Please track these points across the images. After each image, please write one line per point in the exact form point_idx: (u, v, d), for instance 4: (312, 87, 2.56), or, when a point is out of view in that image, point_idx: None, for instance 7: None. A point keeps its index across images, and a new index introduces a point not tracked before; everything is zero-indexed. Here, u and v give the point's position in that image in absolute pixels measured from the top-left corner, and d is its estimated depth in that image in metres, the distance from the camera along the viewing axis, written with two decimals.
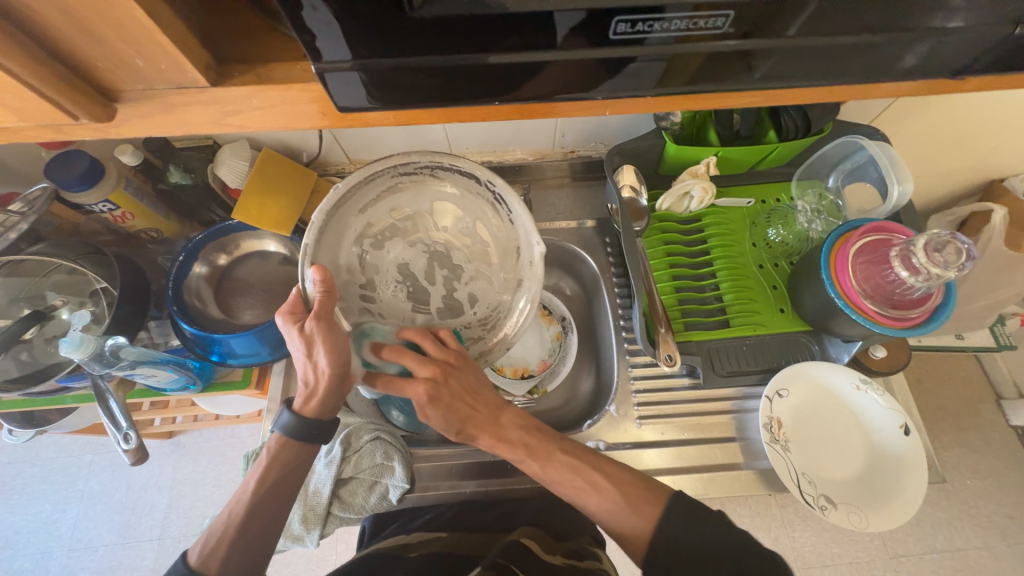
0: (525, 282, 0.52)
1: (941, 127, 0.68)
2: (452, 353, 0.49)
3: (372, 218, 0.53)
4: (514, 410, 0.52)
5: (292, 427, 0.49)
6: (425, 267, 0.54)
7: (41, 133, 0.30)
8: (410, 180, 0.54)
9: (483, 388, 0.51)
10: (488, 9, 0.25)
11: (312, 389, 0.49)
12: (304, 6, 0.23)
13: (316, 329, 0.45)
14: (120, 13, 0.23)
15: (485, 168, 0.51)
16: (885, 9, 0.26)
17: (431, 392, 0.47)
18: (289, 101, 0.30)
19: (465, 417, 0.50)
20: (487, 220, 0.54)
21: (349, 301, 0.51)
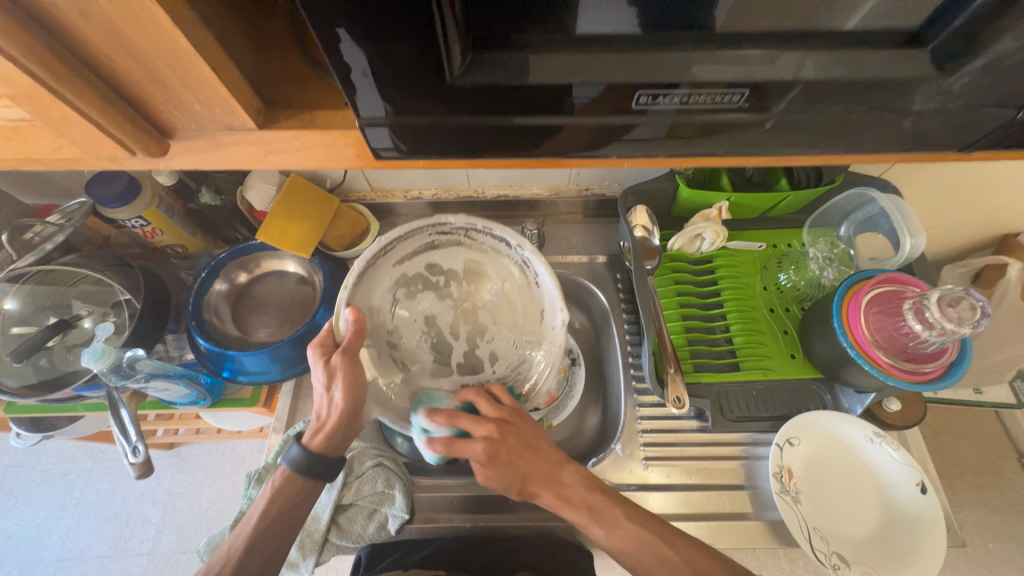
0: (546, 343, 0.53)
1: (952, 182, 0.69)
2: (506, 409, 0.52)
3: (408, 270, 0.55)
4: (575, 467, 0.52)
5: (299, 462, 0.51)
6: (450, 322, 0.55)
7: (100, 164, 0.33)
8: (446, 239, 0.56)
9: (541, 443, 0.53)
10: (519, 80, 0.27)
11: (323, 422, 0.52)
12: (356, 73, 0.27)
13: (339, 364, 0.48)
14: (188, 64, 0.26)
15: (516, 234, 0.53)
16: (893, 92, 0.28)
17: (490, 450, 0.50)
18: (328, 145, 0.32)
19: (525, 474, 0.51)
20: (516, 281, 0.55)
21: (380, 347, 0.53)
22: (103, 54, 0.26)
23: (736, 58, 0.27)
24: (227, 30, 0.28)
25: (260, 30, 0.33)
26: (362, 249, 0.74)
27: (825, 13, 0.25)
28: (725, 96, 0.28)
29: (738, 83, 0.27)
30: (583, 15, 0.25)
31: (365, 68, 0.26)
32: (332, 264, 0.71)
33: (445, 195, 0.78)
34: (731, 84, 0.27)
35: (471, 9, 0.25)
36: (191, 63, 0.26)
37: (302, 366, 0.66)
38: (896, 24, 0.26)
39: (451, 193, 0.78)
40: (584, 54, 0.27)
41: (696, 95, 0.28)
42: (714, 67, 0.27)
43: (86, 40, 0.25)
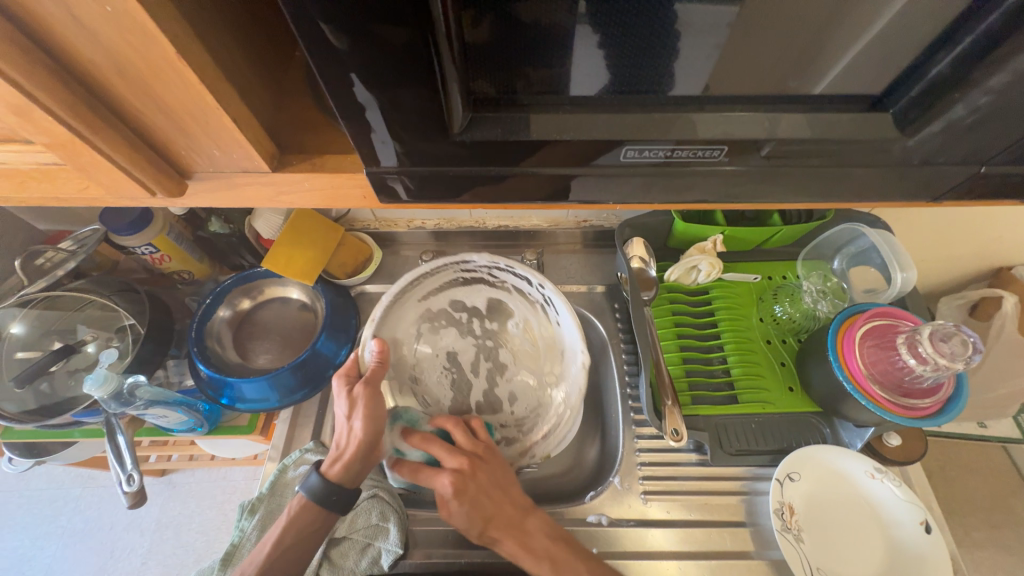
0: (565, 383, 0.59)
1: (941, 217, 0.70)
2: (482, 445, 0.55)
3: (432, 305, 0.64)
4: (541, 515, 0.52)
5: (316, 490, 0.51)
6: (471, 359, 0.65)
7: (121, 201, 0.35)
8: (468, 277, 0.64)
9: (510, 485, 0.53)
10: (516, 135, 0.29)
11: (341, 451, 0.53)
12: (368, 130, 0.29)
13: (362, 394, 0.52)
14: (212, 117, 0.28)
15: (538, 274, 0.59)
16: (863, 149, 0.30)
17: (458, 484, 0.51)
18: (337, 187, 0.34)
19: (489, 516, 0.51)
20: (535, 322, 0.64)
21: (401, 380, 0.61)
22: (134, 106, 0.28)
23: (716, 117, 0.29)
24: (249, 84, 0.31)
25: (278, 80, 0.35)
26: (366, 275, 0.76)
27: (796, 79, 0.28)
28: (704, 152, 0.30)
29: (716, 140, 0.29)
30: (575, 81, 0.28)
31: (377, 127, 0.29)
32: (334, 291, 0.72)
33: (447, 225, 0.80)
34: (711, 141, 0.30)
35: (473, 74, 0.27)
36: (215, 117, 0.28)
37: (301, 393, 0.66)
38: (862, 89, 0.28)
39: (453, 223, 0.80)
40: (576, 113, 0.29)
41: (680, 151, 0.30)
42: (697, 125, 0.29)
43: (121, 97, 0.27)
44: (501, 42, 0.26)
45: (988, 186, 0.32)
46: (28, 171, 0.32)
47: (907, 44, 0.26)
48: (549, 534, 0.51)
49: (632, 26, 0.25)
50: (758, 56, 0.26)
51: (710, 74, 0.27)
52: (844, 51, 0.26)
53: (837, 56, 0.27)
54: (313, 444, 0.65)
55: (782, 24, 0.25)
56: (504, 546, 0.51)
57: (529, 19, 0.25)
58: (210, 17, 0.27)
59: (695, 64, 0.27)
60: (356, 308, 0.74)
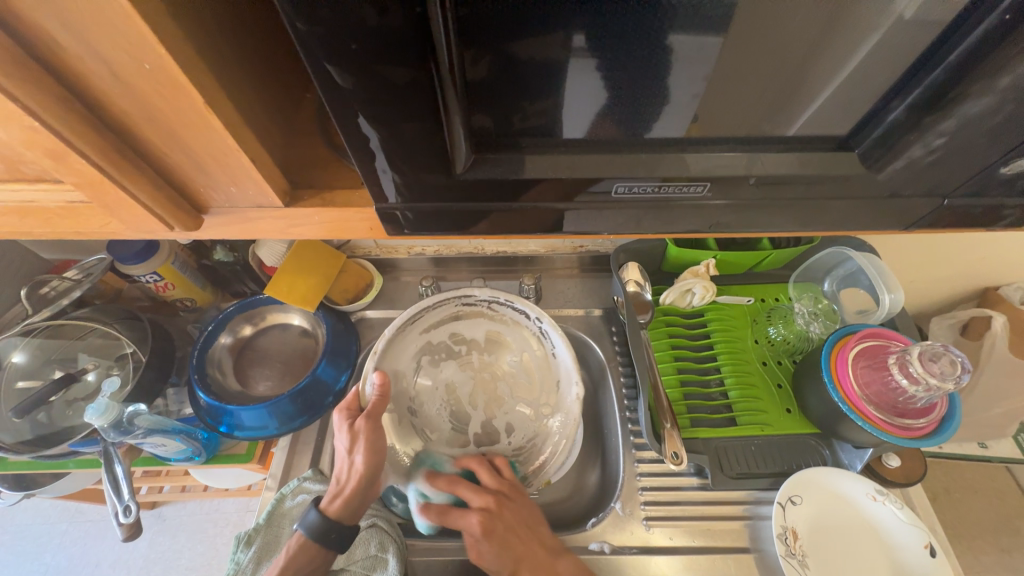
0: (562, 413, 0.61)
1: (925, 241, 0.73)
2: (506, 483, 0.57)
3: (433, 338, 0.65)
4: (571, 559, 0.52)
5: (314, 527, 0.53)
6: (469, 392, 0.65)
7: (139, 233, 0.36)
8: (468, 310, 0.66)
9: (538, 525, 0.54)
10: (516, 172, 0.32)
11: (341, 487, 0.55)
12: (376, 166, 0.31)
13: (363, 428, 0.54)
14: (230, 158, 0.30)
15: (536, 307, 0.62)
16: (837, 182, 0.32)
17: (487, 522, 0.52)
18: (346, 220, 0.36)
19: (518, 556, 0.51)
20: (533, 352, 0.65)
21: (400, 412, 0.62)
22: (159, 148, 0.30)
23: (699, 155, 0.31)
24: (264, 126, 0.33)
25: (291, 120, 0.37)
26: (365, 301, 0.77)
27: (771, 123, 0.30)
28: (687, 188, 0.33)
29: (699, 177, 0.32)
30: (565, 119, 0.30)
31: (385, 164, 0.31)
32: (335, 316, 0.73)
33: (447, 252, 0.82)
34: (696, 177, 0.32)
35: (473, 110, 0.29)
36: (233, 157, 0.30)
37: (300, 421, 0.66)
38: (832, 131, 0.31)
39: (452, 250, 0.82)
40: (568, 154, 0.31)
41: (668, 186, 0.32)
42: (682, 163, 0.31)
43: (146, 140, 0.29)
44: (497, 78, 0.27)
45: (954, 215, 0.34)
46: (54, 208, 0.33)
47: (870, 91, 0.28)
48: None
49: (618, 76, 0.27)
50: (736, 102, 0.29)
51: (694, 112, 0.29)
52: (814, 98, 0.29)
53: (808, 101, 0.29)
54: (312, 472, 0.64)
55: (756, 75, 0.28)
56: None
57: (524, 57, 0.26)
58: (234, 70, 0.29)
59: (678, 107, 0.29)
60: (356, 333, 0.75)
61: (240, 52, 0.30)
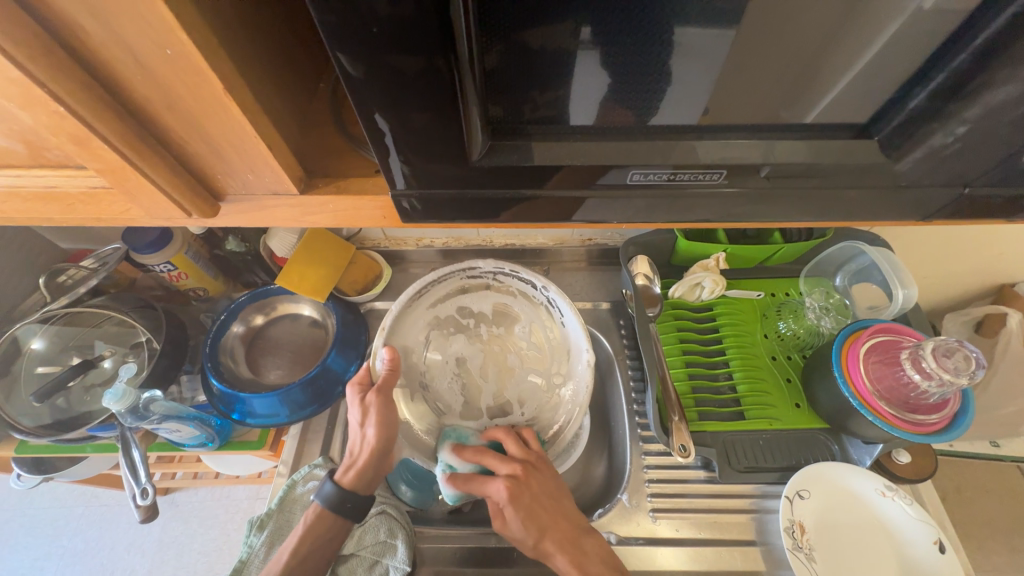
0: (572, 381, 0.61)
1: (941, 235, 0.72)
2: (533, 453, 0.58)
3: (440, 312, 0.66)
4: (596, 536, 0.54)
5: (330, 498, 0.54)
6: (480, 364, 0.65)
7: (158, 220, 0.37)
8: (474, 283, 0.67)
9: (562, 498, 0.56)
10: (529, 162, 0.32)
11: (355, 459, 0.56)
12: (390, 155, 0.32)
13: (374, 401, 0.55)
14: (247, 145, 0.31)
15: (542, 277, 0.63)
16: (854, 171, 0.32)
17: (515, 489, 0.54)
18: (360, 208, 0.36)
19: (544, 526, 0.53)
20: (541, 323, 0.65)
21: (411, 387, 0.62)
22: (179, 136, 0.30)
23: (714, 144, 0.31)
24: (280, 115, 0.33)
25: (306, 109, 0.38)
26: (375, 292, 0.78)
27: (789, 112, 0.30)
28: (703, 175, 0.32)
29: (715, 165, 0.32)
30: (574, 109, 0.30)
31: (396, 152, 0.31)
32: (345, 307, 0.74)
33: (455, 244, 0.82)
34: (712, 165, 0.32)
35: (487, 101, 0.29)
36: (251, 144, 0.31)
37: (310, 409, 0.67)
38: (849, 119, 0.31)
39: (461, 242, 0.82)
40: (581, 141, 0.31)
41: (682, 174, 0.32)
42: (697, 151, 0.31)
43: (166, 127, 0.30)
44: (510, 68, 0.28)
45: (973, 205, 0.34)
46: (77, 195, 0.34)
47: (889, 79, 0.28)
48: (601, 559, 0.52)
49: (633, 65, 0.27)
50: (753, 90, 0.29)
51: (707, 101, 0.29)
52: (831, 86, 0.28)
53: (827, 89, 0.29)
54: (323, 459, 0.66)
55: (775, 63, 0.27)
56: (557, 563, 0.52)
57: (537, 46, 0.26)
58: (253, 58, 0.29)
59: (693, 97, 0.29)
60: (366, 324, 0.76)
61: (258, 40, 0.30)
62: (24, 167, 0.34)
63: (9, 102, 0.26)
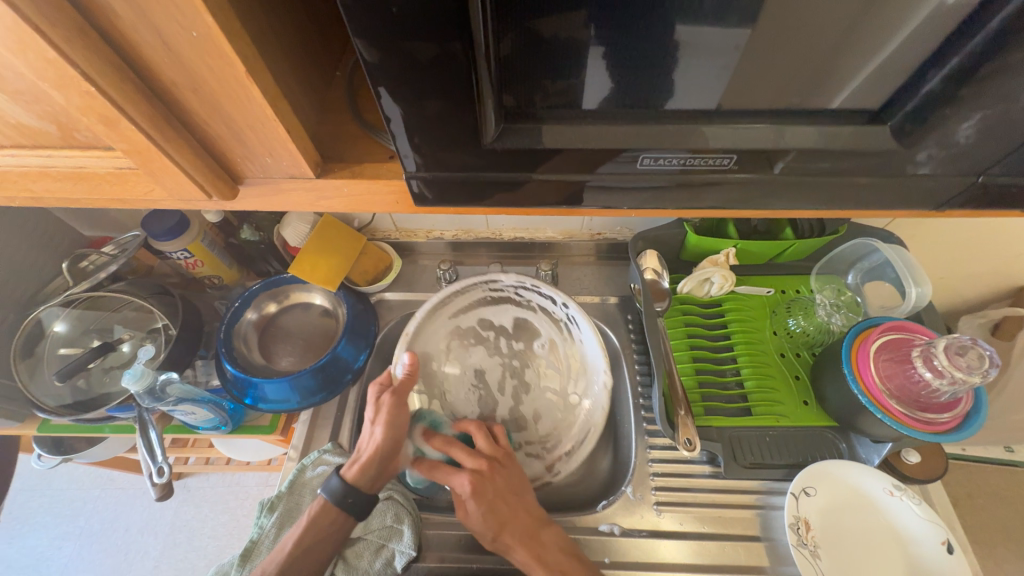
0: (588, 397, 0.65)
1: (959, 233, 0.70)
2: (500, 450, 0.60)
3: (462, 323, 0.70)
4: (556, 531, 0.55)
5: (335, 492, 0.55)
6: (497, 377, 0.70)
7: (179, 202, 0.39)
8: (495, 296, 0.70)
9: (524, 493, 0.57)
10: (540, 147, 0.32)
11: (360, 455, 0.57)
12: (398, 139, 0.32)
13: (387, 403, 0.58)
14: (263, 126, 0.32)
15: (564, 294, 0.65)
16: (866, 159, 0.32)
17: (477, 484, 0.55)
18: (373, 192, 0.37)
19: (504, 521, 0.54)
20: (560, 339, 0.69)
21: (430, 394, 0.68)
22: (201, 118, 0.31)
23: (726, 130, 0.31)
24: (298, 98, 0.34)
25: (323, 97, 0.38)
26: (385, 283, 0.80)
27: (803, 98, 0.30)
28: (716, 160, 0.32)
29: (727, 149, 0.32)
30: (588, 95, 0.30)
31: (405, 136, 0.32)
32: (355, 297, 0.75)
33: (464, 236, 0.83)
34: (725, 150, 0.32)
35: (502, 90, 0.30)
36: (270, 126, 0.31)
37: (320, 397, 0.68)
38: (863, 105, 0.30)
39: (470, 235, 0.83)
40: (594, 125, 0.31)
41: (696, 160, 0.32)
42: (711, 137, 0.31)
43: (191, 109, 0.31)
44: (522, 55, 0.28)
45: (989, 195, 0.34)
46: (104, 175, 0.36)
47: (904, 65, 0.28)
48: (561, 549, 0.52)
49: (648, 50, 0.28)
50: (768, 75, 0.29)
51: (723, 90, 0.29)
52: (844, 73, 0.29)
53: (840, 76, 0.29)
54: (332, 445, 0.67)
55: (791, 45, 0.27)
56: (515, 556, 0.53)
57: (548, 34, 0.27)
58: (273, 41, 0.30)
59: (706, 83, 0.29)
60: (375, 314, 0.77)
61: (278, 24, 0.30)
62: (54, 147, 0.35)
63: (42, 81, 0.27)
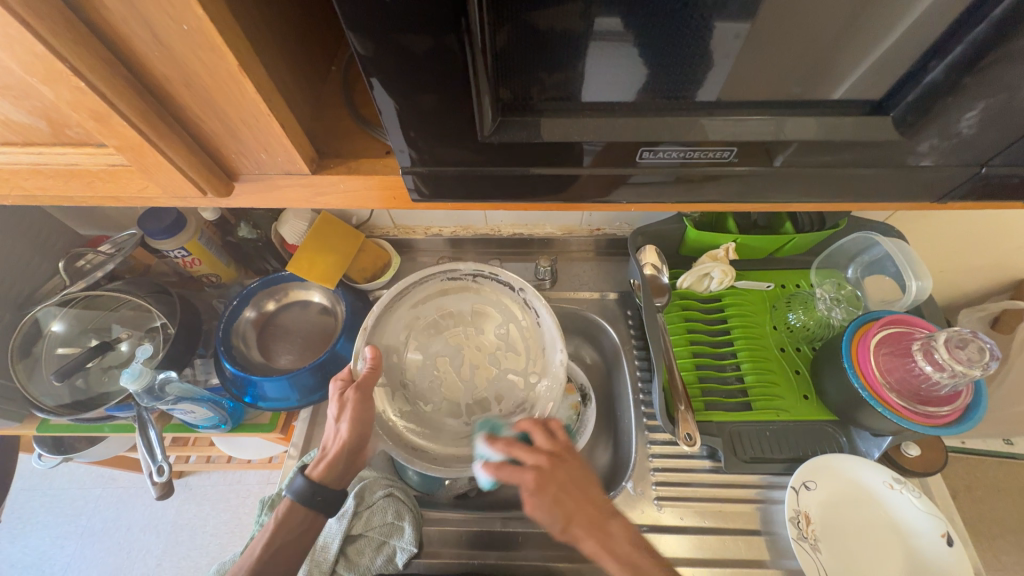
0: (548, 376, 0.61)
1: (960, 225, 0.70)
2: (561, 444, 0.54)
3: (420, 313, 0.67)
4: (622, 520, 0.51)
5: (301, 491, 0.55)
6: (459, 364, 0.66)
7: (174, 199, 0.38)
8: (453, 285, 0.68)
9: (590, 486, 0.52)
10: (538, 141, 0.32)
11: (327, 452, 0.57)
12: (394, 134, 0.32)
13: (351, 399, 0.56)
14: (258, 122, 0.31)
15: (518, 277, 0.64)
16: (868, 151, 0.32)
17: (540, 480, 0.50)
18: (369, 188, 0.37)
19: (570, 514, 0.50)
20: (518, 322, 0.66)
21: (392, 385, 0.63)
22: (195, 113, 0.31)
23: (726, 122, 0.31)
24: (293, 93, 0.34)
25: (318, 92, 0.38)
26: (384, 280, 0.79)
27: (804, 89, 0.30)
28: (716, 153, 0.32)
29: (728, 142, 0.31)
30: (587, 88, 0.30)
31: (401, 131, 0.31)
32: (354, 295, 0.75)
33: (463, 232, 0.83)
34: (726, 142, 0.31)
35: (500, 85, 0.29)
36: (265, 122, 0.31)
37: (319, 394, 0.68)
38: (864, 96, 0.30)
39: (468, 231, 0.83)
40: (593, 118, 0.31)
41: (696, 152, 0.32)
42: (712, 129, 0.31)
43: (184, 105, 0.30)
44: (519, 48, 0.27)
45: (992, 185, 0.33)
46: (97, 172, 0.35)
47: (906, 55, 0.28)
48: (630, 542, 0.49)
49: (647, 41, 0.27)
50: (768, 65, 0.28)
51: (723, 82, 0.29)
52: (845, 64, 0.28)
53: (842, 66, 0.28)
54: None
55: (791, 35, 0.27)
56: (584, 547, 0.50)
57: (544, 27, 0.26)
58: (266, 35, 0.29)
59: (707, 74, 0.29)
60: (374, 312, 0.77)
61: (271, 17, 0.30)
62: (47, 144, 0.35)
63: (32, 77, 0.27)
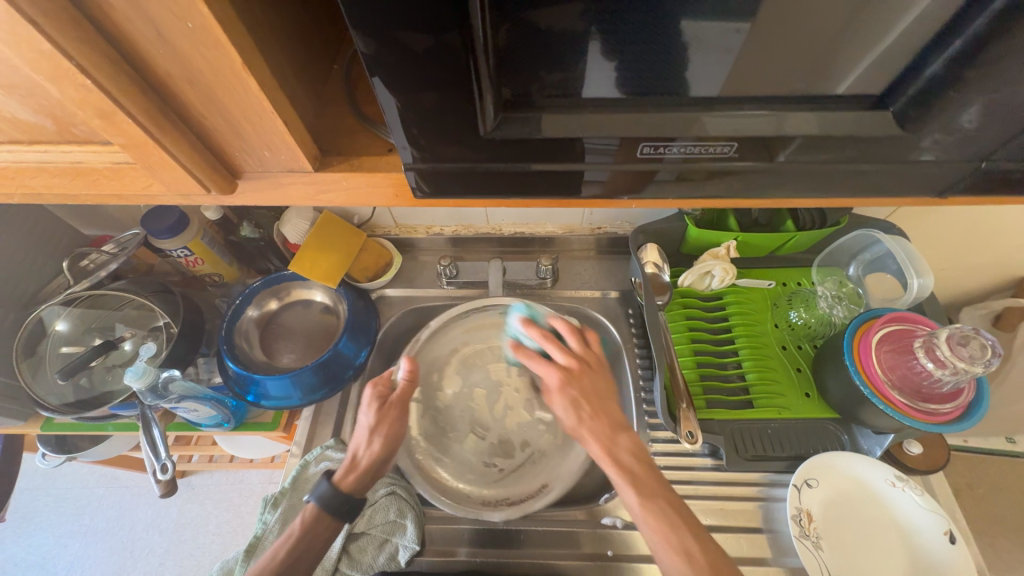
0: None
1: (961, 222, 0.70)
2: (592, 354, 0.54)
3: (469, 342, 0.75)
4: (632, 437, 0.50)
5: (328, 499, 0.53)
6: (494, 401, 0.72)
7: (178, 198, 0.39)
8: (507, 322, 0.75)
9: (609, 399, 0.52)
10: (538, 138, 0.32)
11: (357, 461, 0.56)
12: (396, 131, 0.32)
13: (394, 412, 0.58)
14: (262, 120, 0.32)
15: None
16: (869, 146, 0.32)
17: (565, 379, 0.52)
18: (371, 185, 0.37)
19: (585, 415, 0.50)
20: None
21: (427, 405, 0.71)
22: (199, 110, 0.31)
23: (728, 118, 0.31)
24: (295, 91, 0.34)
25: (320, 90, 0.38)
26: (385, 279, 0.79)
27: (804, 84, 0.30)
28: (717, 148, 0.32)
29: (728, 137, 0.31)
30: (588, 85, 0.30)
31: (402, 128, 0.32)
32: (355, 293, 0.75)
33: (464, 231, 0.83)
34: (726, 138, 0.31)
35: (501, 83, 0.30)
36: (268, 119, 0.31)
37: (322, 393, 0.68)
38: (866, 90, 0.30)
39: (470, 230, 0.83)
40: (595, 114, 0.31)
41: (698, 148, 0.32)
42: (714, 125, 0.31)
43: (188, 102, 0.31)
44: (520, 45, 0.28)
45: (992, 180, 0.33)
46: (102, 169, 0.36)
47: (907, 49, 0.28)
48: (634, 455, 0.48)
49: (649, 36, 0.27)
50: (769, 60, 0.28)
51: (724, 77, 0.29)
52: (845, 59, 0.28)
53: (843, 61, 0.28)
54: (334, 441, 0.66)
55: (793, 28, 0.27)
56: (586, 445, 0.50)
57: (545, 25, 0.27)
58: (270, 33, 0.30)
59: (708, 69, 0.29)
60: (376, 311, 0.77)
61: (274, 14, 0.30)
62: (52, 142, 0.35)
63: (38, 75, 0.27)
